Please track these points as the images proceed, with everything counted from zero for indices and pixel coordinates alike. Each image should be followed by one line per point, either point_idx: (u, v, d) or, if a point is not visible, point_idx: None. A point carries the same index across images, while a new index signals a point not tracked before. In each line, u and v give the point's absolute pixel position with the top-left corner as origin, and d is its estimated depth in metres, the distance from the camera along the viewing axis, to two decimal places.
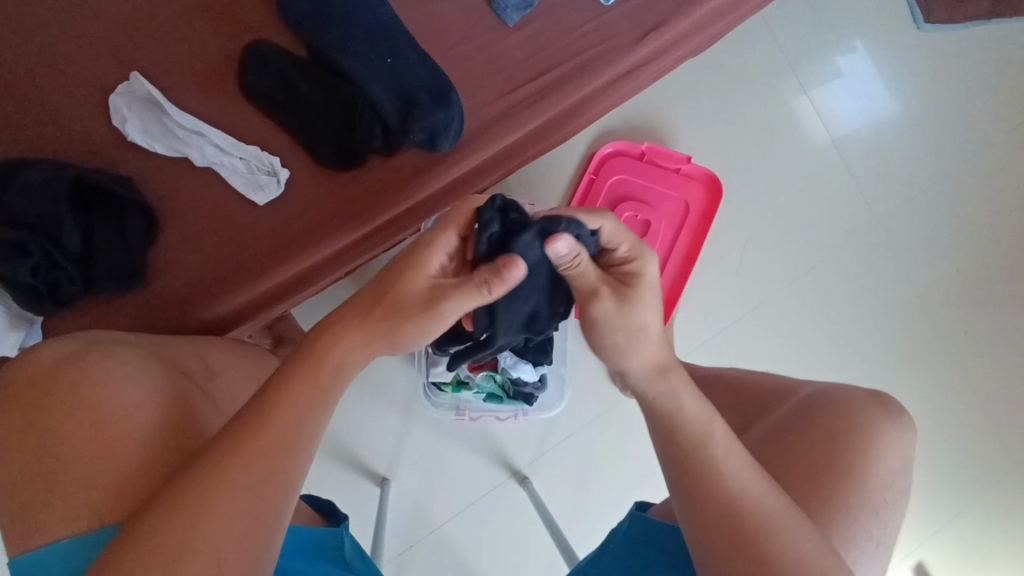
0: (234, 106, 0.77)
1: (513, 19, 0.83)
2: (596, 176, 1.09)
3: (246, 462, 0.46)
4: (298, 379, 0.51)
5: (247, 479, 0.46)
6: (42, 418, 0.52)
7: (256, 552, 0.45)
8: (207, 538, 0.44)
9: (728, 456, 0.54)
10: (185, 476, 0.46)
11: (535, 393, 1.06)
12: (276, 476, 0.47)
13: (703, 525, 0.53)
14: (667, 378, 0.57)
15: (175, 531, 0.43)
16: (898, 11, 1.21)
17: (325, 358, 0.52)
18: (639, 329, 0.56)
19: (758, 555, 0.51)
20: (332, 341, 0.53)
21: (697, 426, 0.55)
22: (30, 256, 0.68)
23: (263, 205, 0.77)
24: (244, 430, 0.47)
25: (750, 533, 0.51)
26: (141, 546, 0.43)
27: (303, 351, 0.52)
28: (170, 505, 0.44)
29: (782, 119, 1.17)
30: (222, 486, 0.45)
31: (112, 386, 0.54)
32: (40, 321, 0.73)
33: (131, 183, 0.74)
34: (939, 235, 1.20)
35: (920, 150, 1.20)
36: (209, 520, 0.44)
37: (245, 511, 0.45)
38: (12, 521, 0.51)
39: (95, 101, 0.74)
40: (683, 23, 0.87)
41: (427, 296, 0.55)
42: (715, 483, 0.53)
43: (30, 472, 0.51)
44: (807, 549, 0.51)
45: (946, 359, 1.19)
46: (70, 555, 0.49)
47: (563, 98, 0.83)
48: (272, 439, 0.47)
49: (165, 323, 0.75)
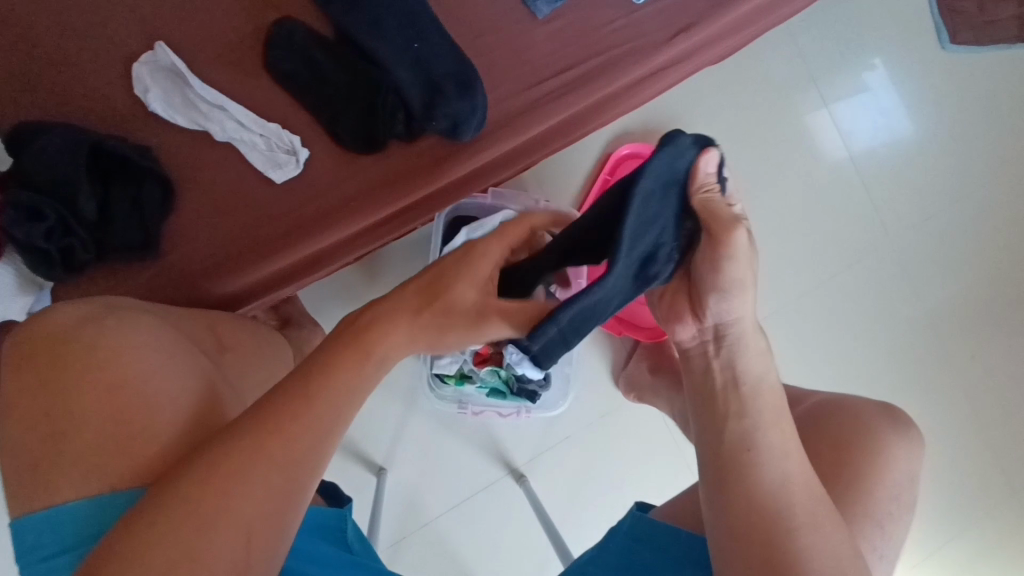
0: (257, 83, 0.77)
1: (543, 11, 0.82)
2: (611, 177, 1.09)
3: (289, 440, 0.48)
4: (342, 369, 0.52)
5: (286, 455, 0.47)
6: (58, 380, 0.51)
7: (280, 530, 0.46)
8: (245, 516, 0.45)
9: (783, 451, 0.59)
10: (226, 455, 0.46)
11: (538, 391, 1.07)
12: (306, 462, 0.48)
13: (750, 518, 0.56)
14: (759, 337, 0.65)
15: (216, 502, 0.44)
16: (922, 31, 1.20)
17: (371, 354, 0.54)
18: (755, 270, 0.62)
19: (793, 550, 0.54)
20: (382, 337, 0.55)
21: (766, 414, 0.61)
22: (45, 219, 0.67)
23: (280, 182, 0.76)
24: (286, 412, 0.49)
25: (793, 525, 0.55)
26: (176, 518, 0.43)
27: (361, 347, 0.54)
28: (208, 470, 0.45)
29: (801, 132, 1.17)
30: (265, 472, 0.46)
31: (142, 355, 0.53)
32: (50, 287, 0.71)
33: (150, 153, 0.73)
34: (952, 256, 1.19)
35: (938, 172, 1.19)
36: (246, 492, 0.45)
37: (280, 487, 0.47)
38: (20, 480, 0.50)
39: (118, 68, 0.74)
40: (713, 26, 0.86)
41: (473, 317, 0.58)
42: (760, 480, 0.58)
43: (44, 431, 0.50)
44: (837, 546, 0.55)
45: (951, 379, 1.18)
46: (80, 519, 0.48)
47: (588, 94, 0.83)
48: (315, 420, 0.49)
49: (178, 295, 0.74)
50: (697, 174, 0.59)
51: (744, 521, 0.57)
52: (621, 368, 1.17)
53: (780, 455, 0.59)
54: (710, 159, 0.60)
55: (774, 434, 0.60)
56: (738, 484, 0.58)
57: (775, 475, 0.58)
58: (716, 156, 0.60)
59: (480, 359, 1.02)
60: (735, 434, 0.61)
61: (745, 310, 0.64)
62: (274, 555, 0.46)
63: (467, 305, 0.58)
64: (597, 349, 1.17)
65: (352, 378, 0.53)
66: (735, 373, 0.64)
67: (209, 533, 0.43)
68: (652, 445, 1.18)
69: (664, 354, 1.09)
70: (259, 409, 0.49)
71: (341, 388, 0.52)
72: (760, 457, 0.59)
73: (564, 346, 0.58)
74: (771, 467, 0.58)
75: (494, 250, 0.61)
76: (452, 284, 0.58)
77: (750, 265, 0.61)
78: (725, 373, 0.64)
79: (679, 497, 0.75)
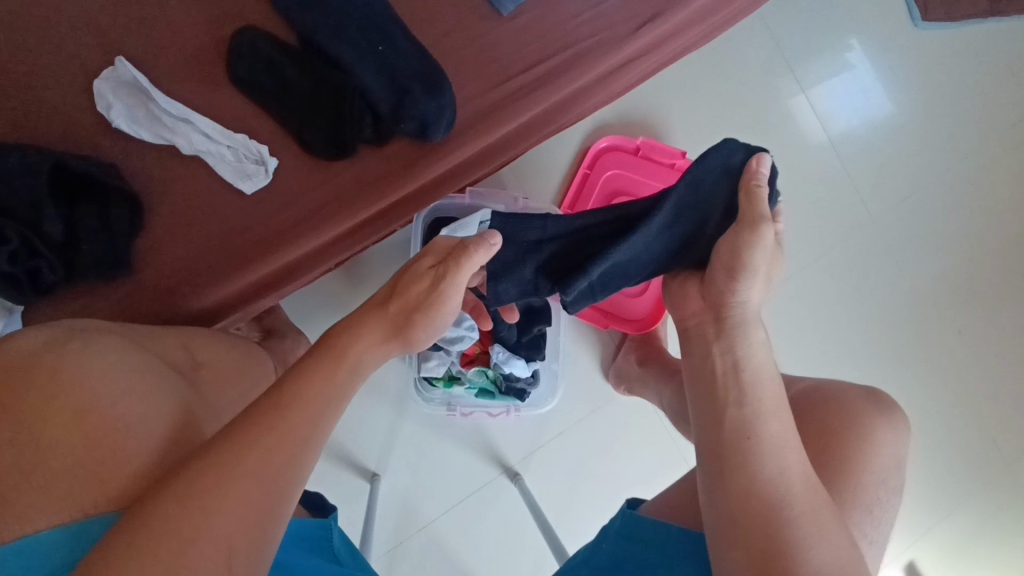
0: (223, 94, 0.76)
1: (508, 7, 0.81)
2: (591, 171, 1.10)
3: (266, 454, 0.48)
4: (312, 378, 0.54)
5: (266, 467, 0.48)
6: (17, 407, 0.48)
7: (260, 542, 0.46)
8: (224, 529, 0.44)
9: (784, 442, 0.58)
10: (202, 470, 0.46)
11: (527, 389, 1.07)
12: (283, 473, 0.49)
13: (751, 509, 0.55)
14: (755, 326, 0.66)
15: (193, 520, 0.44)
16: (895, 10, 1.20)
17: (342, 358, 0.57)
18: (773, 269, 0.68)
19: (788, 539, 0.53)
20: (353, 339, 0.59)
21: (766, 402, 0.61)
22: (8, 242, 0.65)
23: (250, 193, 0.76)
24: (259, 421, 0.50)
25: (795, 514, 0.54)
26: (151, 538, 0.43)
27: (333, 355, 0.57)
28: (187, 493, 0.45)
29: (778, 117, 1.17)
30: (242, 486, 0.46)
31: (116, 380, 0.53)
32: (19, 310, 0.70)
33: (114, 170, 0.72)
34: (934, 233, 1.19)
35: (915, 151, 1.20)
36: (226, 510, 0.45)
37: (261, 502, 0.47)
38: None
39: (80, 87, 0.73)
40: (681, 14, 0.86)
41: (427, 288, 0.62)
42: (759, 473, 0.57)
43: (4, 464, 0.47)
44: (834, 535, 0.54)
45: (938, 356, 1.19)
46: (50, 549, 0.46)
47: (558, 90, 0.83)
48: (287, 430, 0.50)
49: (151, 313, 0.73)
50: (750, 171, 0.69)
51: (746, 512, 0.55)
52: (610, 362, 1.17)
53: (779, 445, 0.58)
54: (761, 164, 0.69)
55: (767, 424, 0.59)
56: (739, 475, 0.57)
57: (776, 465, 0.57)
58: (769, 160, 0.69)
59: (467, 360, 1.04)
60: (734, 423, 0.60)
61: (752, 298, 0.67)
62: (256, 570, 0.46)
63: (422, 279, 0.62)
64: (586, 344, 1.17)
65: (325, 389, 0.54)
66: (736, 358, 0.64)
67: (189, 553, 0.43)
68: (643, 437, 1.18)
69: (651, 345, 1.10)
70: (230, 429, 0.49)
71: (318, 396, 0.54)
72: (759, 450, 0.58)
73: (598, 296, 0.76)
74: (769, 456, 0.57)
75: (434, 242, 0.66)
76: (408, 279, 0.63)
77: (771, 262, 0.67)
78: (725, 359, 0.65)
79: (669, 489, 0.75)
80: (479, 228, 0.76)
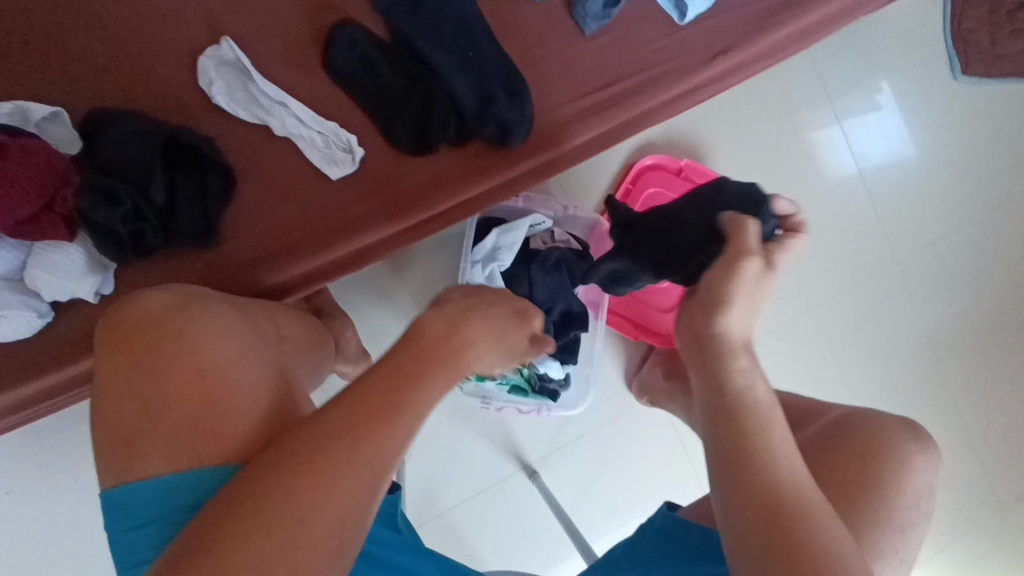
0: (318, 82, 0.80)
1: (592, 27, 0.85)
2: (633, 187, 1.14)
3: (366, 433, 0.52)
4: (430, 376, 0.58)
5: (361, 447, 0.52)
6: (151, 360, 0.55)
7: (356, 518, 0.51)
8: (326, 509, 0.49)
9: (785, 451, 0.55)
10: (318, 449, 0.51)
11: (559, 390, 1.11)
12: (378, 460, 0.52)
13: (745, 515, 0.51)
14: (746, 355, 0.65)
15: (304, 494, 0.49)
16: (936, 60, 1.26)
17: (460, 360, 0.61)
18: (755, 304, 0.69)
19: (791, 549, 0.48)
20: (475, 354, 0.63)
21: (763, 409, 0.59)
22: (121, 204, 0.68)
23: (336, 179, 0.79)
24: (368, 410, 0.53)
25: (789, 520, 0.50)
26: (265, 502, 0.48)
27: (454, 355, 0.60)
28: (306, 473, 0.50)
29: (817, 152, 1.22)
30: (345, 472, 0.51)
31: (231, 346, 0.57)
32: (114, 268, 0.71)
33: (216, 145, 0.75)
34: (954, 278, 1.25)
35: (941, 196, 1.25)
36: (327, 491, 0.49)
37: (363, 485, 0.51)
38: (114, 451, 0.55)
39: (185, 62, 0.76)
40: (751, 49, 0.91)
41: (523, 348, 0.70)
42: (754, 475, 0.53)
43: (146, 418, 0.55)
44: (835, 543, 0.49)
45: (947, 396, 1.24)
46: (167, 490, 0.53)
47: (630, 109, 0.87)
48: (394, 419, 0.54)
49: (229, 282, 0.76)
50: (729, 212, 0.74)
51: (747, 519, 0.51)
52: (634, 373, 1.20)
53: (780, 448, 0.55)
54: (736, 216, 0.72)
55: (777, 428, 0.57)
56: (737, 479, 0.53)
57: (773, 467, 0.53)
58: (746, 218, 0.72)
59: None
60: (728, 429, 0.58)
61: (734, 329, 0.67)
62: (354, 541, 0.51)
63: (524, 346, 0.70)
64: (614, 352, 1.22)
65: (429, 382, 0.58)
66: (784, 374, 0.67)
67: (305, 526, 0.48)
68: (661, 448, 1.23)
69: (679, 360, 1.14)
70: (342, 414, 0.53)
71: (421, 381, 0.57)
72: (754, 448, 0.55)
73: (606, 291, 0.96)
74: (767, 458, 0.54)
75: (539, 314, 0.73)
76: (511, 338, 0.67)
77: (751, 295, 0.68)
78: (712, 383, 0.63)
79: (705, 497, 0.79)
80: (526, 228, 1.01)
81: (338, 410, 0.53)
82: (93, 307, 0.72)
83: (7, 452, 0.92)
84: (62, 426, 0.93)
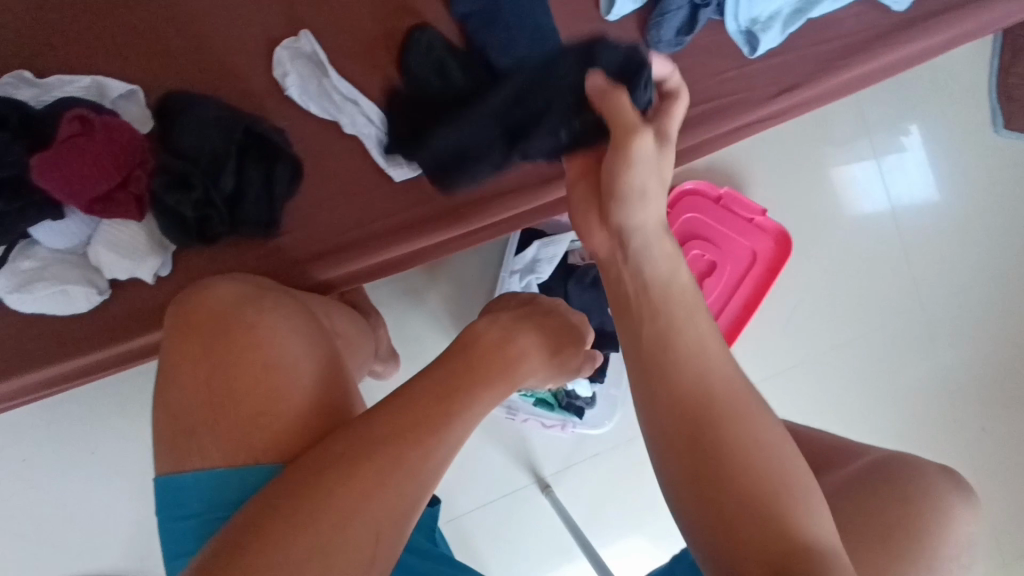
0: (390, 83, 0.80)
1: (663, 53, 0.86)
2: (671, 210, 1.14)
3: (417, 436, 0.53)
4: (487, 388, 0.58)
5: (410, 454, 0.52)
6: (219, 351, 0.56)
7: (400, 524, 0.51)
8: (373, 512, 0.49)
9: (717, 358, 0.52)
10: (371, 450, 0.51)
11: (585, 408, 1.13)
12: (425, 467, 0.52)
13: (676, 428, 0.50)
14: (667, 244, 0.60)
15: (352, 496, 0.49)
16: (979, 113, 1.27)
17: (515, 375, 0.60)
18: (660, 184, 0.62)
19: (725, 468, 0.47)
20: (530, 368, 0.62)
21: (682, 307, 0.55)
22: (193, 189, 0.68)
23: (398, 181, 0.79)
24: (421, 416, 0.54)
25: (720, 434, 0.48)
26: (315, 501, 0.48)
27: (511, 365, 0.60)
28: (356, 473, 0.50)
29: (857, 192, 1.22)
30: (397, 477, 0.51)
31: (294, 341, 0.57)
32: (173, 250, 0.72)
33: (286, 137, 0.75)
34: (981, 330, 1.25)
35: (974, 246, 1.26)
36: (378, 495, 0.50)
37: (411, 494, 0.51)
38: (173, 438, 0.55)
39: (262, 52, 0.76)
40: (816, 89, 0.91)
41: (574, 364, 0.68)
42: (681, 379, 0.51)
43: (204, 402, 0.55)
44: (772, 460, 0.47)
45: (962, 446, 1.24)
46: (223, 483, 0.53)
47: (692, 137, 0.87)
48: (447, 427, 0.54)
49: (281, 274, 0.75)
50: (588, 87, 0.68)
51: (677, 435, 0.49)
52: None
53: (707, 353, 0.52)
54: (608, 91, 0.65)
55: (698, 327, 0.54)
56: (662, 385, 0.51)
57: (697, 368, 0.51)
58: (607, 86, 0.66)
59: None
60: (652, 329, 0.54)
61: (647, 216, 0.60)
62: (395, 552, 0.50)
63: (574, 362, 0.68)
64: None
65: (481, 392, 0.57)
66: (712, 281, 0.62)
67: (348, 530, 0.48)
68: None
69: None
70: (396, 416, 0.53)
71: (475, 390, 0.57)
72: (679, 353, 0.52)
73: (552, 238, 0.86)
74: (693, 360, 0.51)
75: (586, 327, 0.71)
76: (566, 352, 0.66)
77: (653, 175, 0.61)
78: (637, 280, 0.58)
79: None
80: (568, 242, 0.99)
81: (394, 412, 0.54)
82: (149, 286, 0.72)
83: (26, 422, 0.90)
84: (81, 403, 0.91)
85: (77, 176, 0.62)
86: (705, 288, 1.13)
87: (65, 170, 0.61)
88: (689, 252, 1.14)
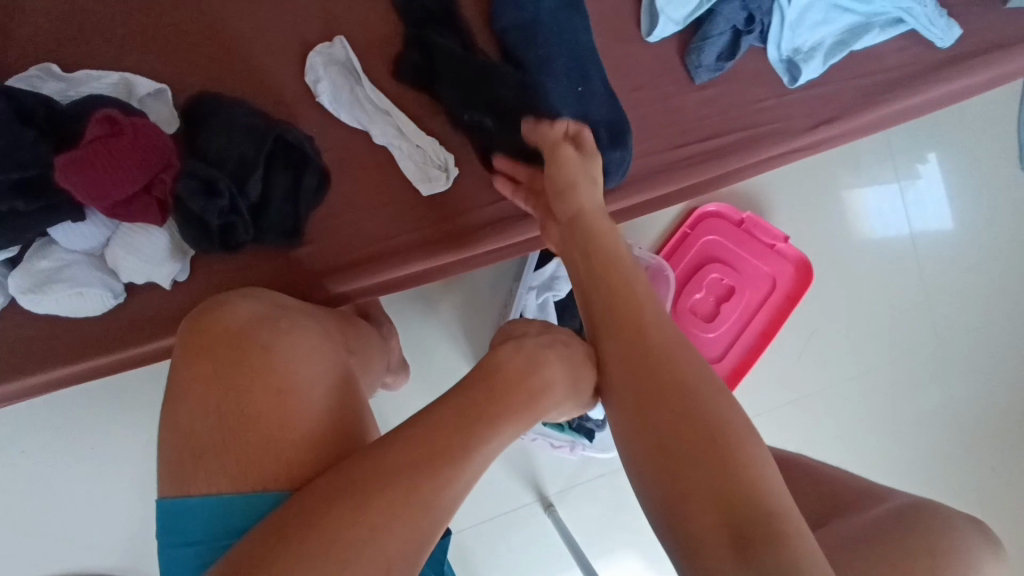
0: (422, 93, 0.78)
1: (703, 78, 0.84)
2: (691, 232, 1.12)
3: (433, 467, 0.51)
4: (509, 421, 0.56)
5: (426, 484, 0.50)
6: (235, 372, 0.54)
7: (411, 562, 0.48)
8: (384, 547, 0.47)
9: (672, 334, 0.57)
10: (383, 483, 0.49)
11: (596, 429, 1.10)
12: (440, 501, 0.50)
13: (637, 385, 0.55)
14: (604, 225, 0.68)
15: (361, 530, 0.47)
16: (1007, 150, 1.25)
17: (537, 406, 0.59)
18: (592, 178, 0.69)
19: (683, 427, 0.51)
20: (551, 400, 0.60)
21: (626, 285, 0.62)
22: (219, 197, 0.66)
23: (426, 196, 0.77)
24: (437, 447, 0.52)
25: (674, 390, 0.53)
26: (322, 535, 0.46)
27: (535, 397, 0.58)
28: (367, 504, 0.48)
29: (881, 225, 1.20)
30: (411, 512, 0.49)
31: (310, 365, 0.55)
32: (191, 255, 0.70)
33: (315, 144, 0.73)
34: (999, 370, 1.23)
35: (997, 285, 1.24)
36: (391, 530, 0.48)
37: (422, 530, 0.49)
38: (180, 461, 0.52)
39: (294, 56, 0.74)
40: (856, 121, 0.89)
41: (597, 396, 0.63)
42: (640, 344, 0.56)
43: (213, 423, 0.53)
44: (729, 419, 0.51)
45: (975, 488, 1.21)
46: (232, 510, 0.51)
47: (726, 165, 0.85)
48: (463, 459, 0.52)
49: (300, 286, 0.73)
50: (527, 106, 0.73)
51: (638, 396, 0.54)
52: None
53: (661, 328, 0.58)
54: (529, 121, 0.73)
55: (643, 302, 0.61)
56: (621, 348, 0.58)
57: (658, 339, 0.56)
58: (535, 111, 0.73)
59: None
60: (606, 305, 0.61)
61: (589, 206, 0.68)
62: None
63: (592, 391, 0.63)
64: None
65: (502, 426, 0.55)
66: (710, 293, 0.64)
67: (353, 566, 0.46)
68: None
69: None
70: (411, 445, 0.51)
71: (496, 423, 0.55)
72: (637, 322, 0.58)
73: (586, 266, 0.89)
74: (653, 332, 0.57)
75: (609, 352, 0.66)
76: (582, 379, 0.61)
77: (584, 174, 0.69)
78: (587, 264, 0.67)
79: None
80: None
81: (410, 441, 0.52)
82: (166, 292, 0.70)
83: (28, 418, 0.88)
84: (85, 400, 0.89)
85: (102, 178, 0.60)
86: (722, 314, 1.11)
87: (94, 171, 0.60)
88: (707, 275, 1.11)
